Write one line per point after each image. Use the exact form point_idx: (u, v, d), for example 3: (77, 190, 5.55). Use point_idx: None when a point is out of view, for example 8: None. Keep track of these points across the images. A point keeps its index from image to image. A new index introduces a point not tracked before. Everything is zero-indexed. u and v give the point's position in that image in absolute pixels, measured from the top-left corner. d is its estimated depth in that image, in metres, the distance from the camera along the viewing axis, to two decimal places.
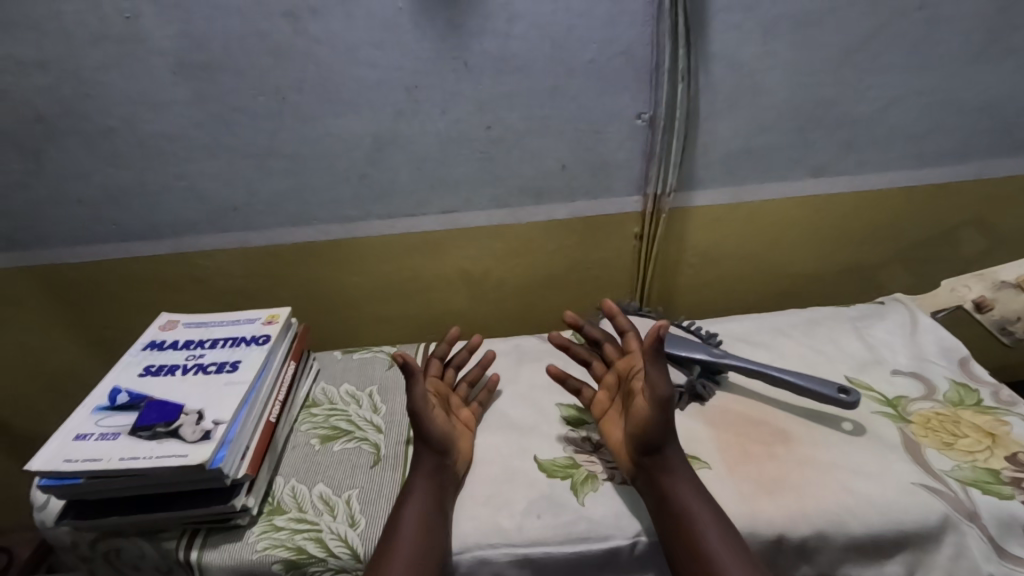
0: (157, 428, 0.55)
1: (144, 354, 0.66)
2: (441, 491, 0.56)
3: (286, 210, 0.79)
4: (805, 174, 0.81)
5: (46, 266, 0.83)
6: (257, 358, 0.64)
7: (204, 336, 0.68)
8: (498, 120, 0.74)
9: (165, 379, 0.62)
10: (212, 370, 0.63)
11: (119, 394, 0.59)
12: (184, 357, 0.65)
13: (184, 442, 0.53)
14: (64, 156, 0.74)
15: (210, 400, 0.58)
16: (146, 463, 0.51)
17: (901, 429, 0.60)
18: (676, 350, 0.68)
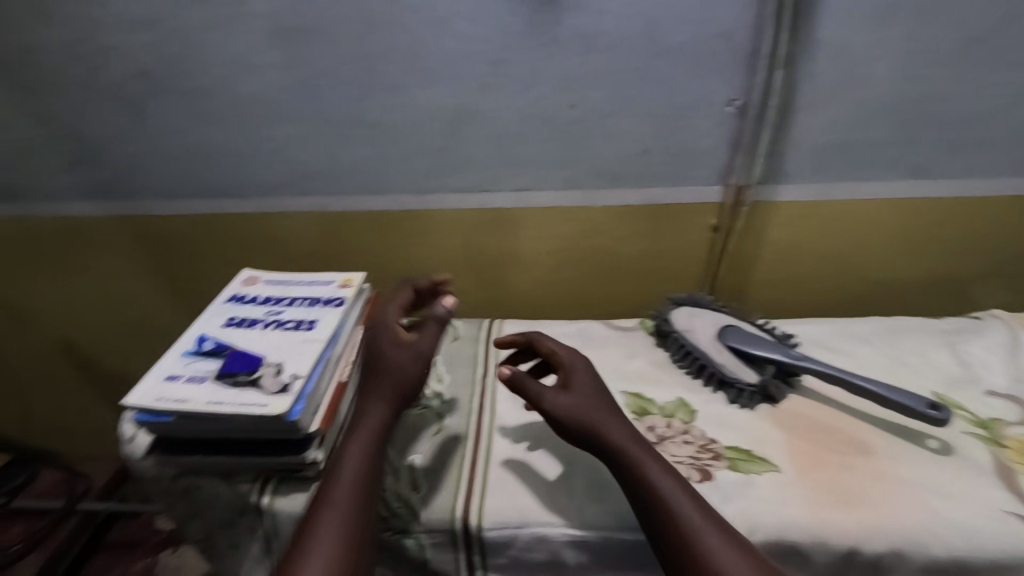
0: (239, 377, 0.57)
1: (227, 306, 0.69)
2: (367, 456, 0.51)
3: (364, 178, 0.81)
4: (904, 175, 0.76)
5: (138, 217, 0.88)
6: (332, 318, 0.66)
7: (283, 294, 0.71)
8: (582, 99, 0.72)
9: (247, 331, 0.64)
10: (290, 327, 0.65)
11: (205, 342, 0.62)
12: (265, 313, 0.68)
13: (263, 393, 0.55)
14: (163, 113, 0.77)
15: (289, 355, 0.60)
16: (229, 409, 0.54)
17: (994, 453, 0.56)
18: (751, 348, 0.66)
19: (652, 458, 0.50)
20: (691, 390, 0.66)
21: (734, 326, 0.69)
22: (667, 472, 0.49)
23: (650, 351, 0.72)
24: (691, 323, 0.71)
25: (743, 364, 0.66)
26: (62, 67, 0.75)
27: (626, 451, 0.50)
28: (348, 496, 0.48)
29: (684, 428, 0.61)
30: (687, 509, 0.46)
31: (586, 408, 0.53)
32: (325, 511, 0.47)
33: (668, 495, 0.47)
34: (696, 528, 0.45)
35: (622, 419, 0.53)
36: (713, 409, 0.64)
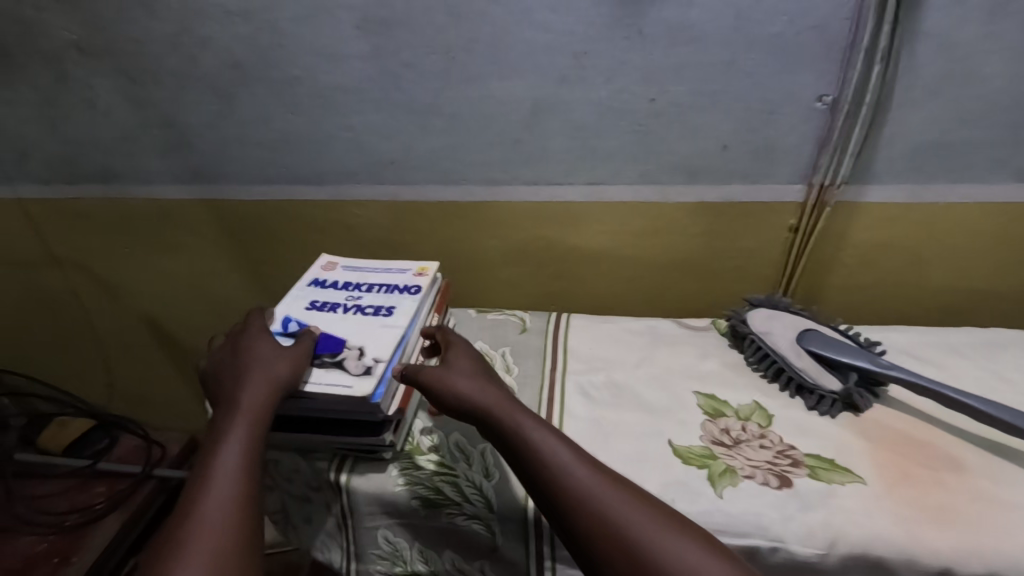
0: (324, 359, 0.59)
1: (309, 290, 0.71)
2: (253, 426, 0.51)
3: (438, 168, 0.82)
4: (1006, 178, 0.72)
5: (221, 201, 0.92)
6: (410, 306, 0.67)
7: (361, 280, 0.73)
8: (663, 93, 0.71)
9: (330, 315, 0.66)
10: (370, 312, 0.67)
11: (290, 322, 0.65)
12: (345, 297, 0.70)
13: (346, 373, 0.58)
14: (251, 101, 0.80)
15: (371, 339, 0.62)
16: (316, 388, 0.56)
17: None
18: (834, 353, 0.64)
19: (524, 416, 0.53)
20: (766, 393, 0.65)
21: (814, 331, 0.67)
22: (542, 426, 0.52)
23: (723, 353, 0.71)
24: (768, 324, 0.69)
25: (824, 370, 0.64)
26: (161, 56, 0.79)
27: (504, 415, 0.53)
28: (233, 460, 0.48)
29: (760, 433, 0.60)
30: (567, 458, 0.49)
31: (468, 384, 0.56)
32: (213, 473, 0.47)
33: (546, 449, 0.50)
34: (580, 476, 0.47)
35: (495, 386, 0.57)
36: (791, 415, 0.62)
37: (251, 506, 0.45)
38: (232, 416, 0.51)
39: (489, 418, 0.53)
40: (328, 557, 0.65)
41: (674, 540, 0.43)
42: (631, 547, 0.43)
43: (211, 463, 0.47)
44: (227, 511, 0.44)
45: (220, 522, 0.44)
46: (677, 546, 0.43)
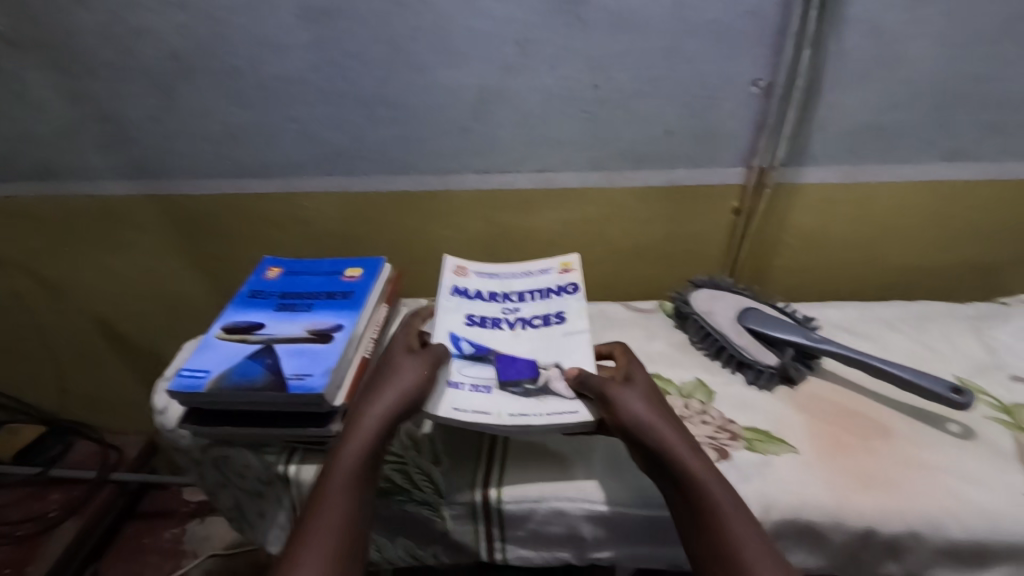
0: (526, 385, 0.58)
1: (457, 301, 0.69)
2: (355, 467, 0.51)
3: (387, 158, 0.82)
4: (934, 157, 0.75)
5: (167, 196, 0.90)
6: (577, 307, 0.67)
7: (508, 290, 0.71)
8: (606, 80, 0.72)
9: (498, 332, 0.65)
10: (540, 324, 0.66)
11: (462, 344, 0.63)
12: (500, 310, 0.68)
13: (564, 399, 0.56)
14: (192, 93, 0.79)
15: (561, 351, 0.62)
16: (541, 420, 0.54)
17: (1017, 438, 0.56)
18: (772, 330, 0.66)
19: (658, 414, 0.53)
20: (709, 371, 0.67)
21: (754, 308, 0.69)
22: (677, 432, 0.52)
23: (670, 333, 0.73)
24: (710, 304, 0.71)
25: (763, 346, 0.66)
26: (95, 47, 0.76)
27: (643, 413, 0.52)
28: (338, 499, 0.49)
29: (702, 409, 0.62)
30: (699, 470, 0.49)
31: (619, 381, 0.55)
32: (329, 486, 0.50)
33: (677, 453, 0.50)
34: (706, 486, 0.48)
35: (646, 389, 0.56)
36: (732, 390, 0.64)
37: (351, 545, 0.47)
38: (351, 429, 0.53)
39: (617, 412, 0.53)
40: None
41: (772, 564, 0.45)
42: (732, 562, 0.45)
43: (329, 472, 0.50)
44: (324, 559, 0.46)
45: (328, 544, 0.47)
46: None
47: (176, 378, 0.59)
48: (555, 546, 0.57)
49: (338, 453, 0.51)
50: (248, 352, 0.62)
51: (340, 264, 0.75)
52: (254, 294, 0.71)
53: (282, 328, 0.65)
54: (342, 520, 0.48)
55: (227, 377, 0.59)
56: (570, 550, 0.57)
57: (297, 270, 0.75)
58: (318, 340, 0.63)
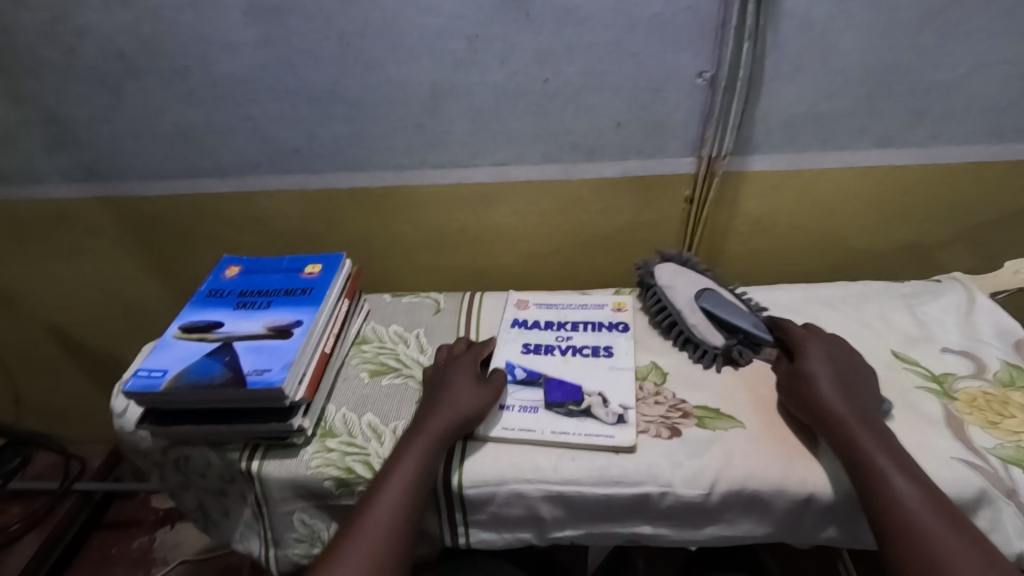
0: (569, 407, 0.62)
1: (516, 331, 0.72)
2: (416, 467, 0.54)
3: (344, 155, 0.82)
4: (870, 143, 0.78)
5: (121, 198, 0.89)
6: (627, 345, 0.69)
7: (561, 319, 0.74)
8: (556, 73, 0.74)
9: (549, 359, 0.68)
10: (589, 354, 0.68)
11: (516, 369, 0.66)
12: (555, 338, 0.71)
13: (603, 423, 0.60)
14: (141, 93, 0.78)
15: (608, 385, 0.64)
16: (578, 440, 0.58)
17: (945, 405, 0.59)
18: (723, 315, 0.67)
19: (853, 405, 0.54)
20: (662, 354, 0.69)
21: (712, 291, 0.68)
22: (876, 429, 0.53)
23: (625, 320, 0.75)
24: (670, 278, 0.72)
25: (712, 327, 0.67)
26: (38, 47, 0.75)
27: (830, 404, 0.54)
28: (394, 493, 0.52)
29: (656, 390, 0.64)
30: (888, 465, 0.50)
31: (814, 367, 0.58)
32: (388, 479, 0.53)
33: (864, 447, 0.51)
34: (896, 483, 0.48)
35: (849, 382, 0.57)
36: (684, 371, 0.66)
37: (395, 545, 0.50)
38: (414, 437, 0.57)
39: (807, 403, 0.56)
40: (248, 547, 0.65)
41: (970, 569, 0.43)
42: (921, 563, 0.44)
43: (389, 467, 0.54)
44: (368, 552, 0.49)
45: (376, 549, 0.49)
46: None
47: (132, 378, 0.59)
48: (517, 528, 0.59)
49: (395, 462, 0.55)
50: (206, 350, 0.62)
51: (299, 260, 0.75)
52: (213, 293, 0.71)
53: (241, 325, 0.65)
54: (388, 524, 0.51)
55: (185, 376, 0.59)
56: (532, 530, 0.59)
57: (256, 268, 0.75)
58: (277, 336, 0.63)
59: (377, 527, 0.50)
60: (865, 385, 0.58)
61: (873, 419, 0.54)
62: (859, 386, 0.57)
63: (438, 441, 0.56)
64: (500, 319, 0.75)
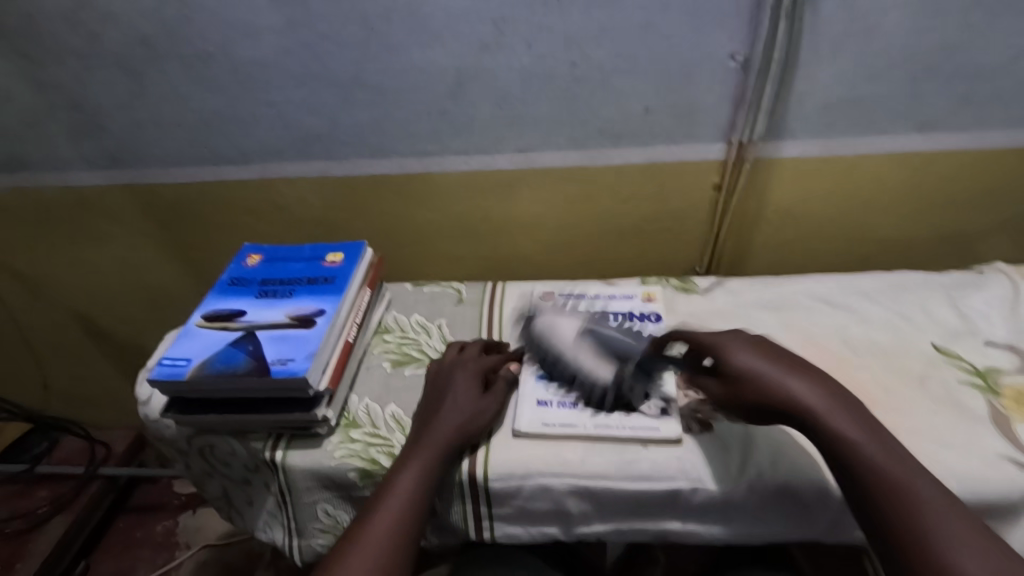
0: (611, 400, 0.60)
1: None
2: (421, 477, 0.53)
3: (366, 142, 0.81)
4: (909, 128, 0.75)
5: (143, 185, 0.88)
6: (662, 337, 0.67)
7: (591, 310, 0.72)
8: (584, 57, 0.71)
9: None
10: None
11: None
12: None
13: (647, 416, 0.58)
14: (163, 79, 0.77)
15: (648, 377, 0.62)
16: (624, 433, 0.57)
17: (990, 401, 0.57)
18: (606, 341, 0.62)
19: (806, 377, 0.50)
20: None
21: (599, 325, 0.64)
22: (835, 399, 0.49)
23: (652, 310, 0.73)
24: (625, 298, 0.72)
25: (602, 357, 0.61)
26: (61, 32, 0.74)
27: (785, 382, 0.50)
28: (400, 503, 0.51)
29: (686, 382, 0.63)
30: (857, 436, 0.47)
31: (749, 361, 0.51)
32: (392, 491, 0.52)
33: (835, 427, 0.47)
34: (867, 455, 0.46)
35: (779, 352, 0.53)
36: None
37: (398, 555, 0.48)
38: (419, 443, 0.55)
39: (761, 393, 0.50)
40: (272, 536, 0.65)
41: (967, 553, 0.41)
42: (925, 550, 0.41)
43: (393, 477, 0.53)
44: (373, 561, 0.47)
45: (379, 549, 0.48)
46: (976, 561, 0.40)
47: (157, 366, 0.59)
48: (543, 522, 0.58)
49: (401, 470, 0.53)
50: (229, 339, 0.61)
51: (321, 249, 0.75)
52: (235, 282, 0.70)
53: (263, 315, 0.64)
54: (394, 534, 0.49)
55: (209, 365, 0.58)
56: (557, 525, 0.58)
57: (277, 257, 0.75)
58: (300, 325, 0.62)
59: (383, 539, 0.49)
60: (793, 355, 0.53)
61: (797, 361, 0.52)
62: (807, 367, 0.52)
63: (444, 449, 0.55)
64: (527, 314, 0.73)
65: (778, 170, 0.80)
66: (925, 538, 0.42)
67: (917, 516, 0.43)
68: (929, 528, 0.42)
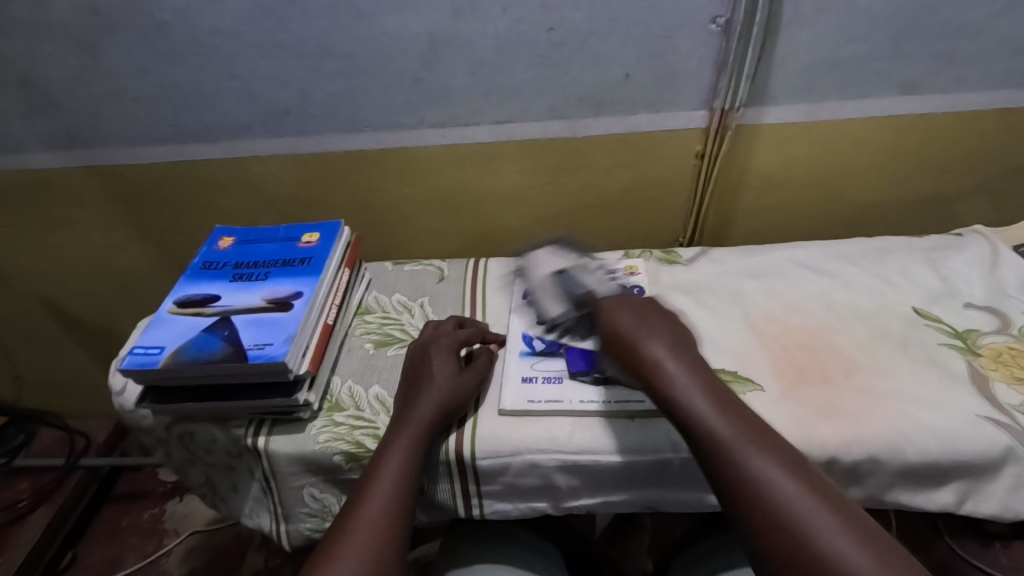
0: (596, 373, 0.60)
1: (528, 302, 0.70)
2: (401, 472, 0.51)
3: (338, 116, 0.78)
4: (890, 91, 0.75)
5: (104, 165, 0.84)
6: None
7: None
8: (562, 21, 0.69)
9: None
10: None
11: (534, 342, 0.65)
12: None
13: (631, 388, 0.58)
14: (118, 51, 0.73)
15: None
16: (610, 407, 0.57)
17: (970, 362, 0.58)
18: (568, 284, 0.63)
19: (663, 337, 0.51)
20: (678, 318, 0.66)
21: (572, 270, 0.65)
22: (686, 361, 0.49)
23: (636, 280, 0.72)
24: (547, 261, 0.68)
25: (559, 297, 0.64)
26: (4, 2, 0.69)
27: (641, 341, 0.50)
28: (383, 500, 0.49)
29: None
30: (688, 385, 0.47)
31: (619, 320, 0.53)
32: (371, 488, 0.50)
33: (677, 387, 0.47)
34: (696, 403, 0.46)
35: (653, 315, 0.54)
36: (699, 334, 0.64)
37: (386, 557, 0.46)
38: (398, 435, 0.53)
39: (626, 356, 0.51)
40: (259, 521, 0.64)
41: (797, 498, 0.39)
42: (753, 496, 0.40)
43: (373, 473, 0.51)
44: (359, 561, 0.45)
45: (366, 548, 0.46)
46: (797, 501, 0.39)
47: (129, 355, 0.57)
48: (532, 498, 0.58)
49: (381, 464, 0.51)
50: (204, 325, 0.59)
51: (295, 229, 0.72)
52: (208, 265, 0.68)
53: (238, 298, 0.62)
54: (378, 530, 0.47)
55: (183, 352, 0.56)
56: (547, 500, 0.58)
57: (250, 238, 0.72)
58: (277, 308, 0.60)
59: (369, 538, 0.47)
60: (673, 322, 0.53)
61: (658, 322, 0.53)
62: (663, 324, 0.52)
63: (421, 440, 0.53)
64: (509, 292, 0.73)
65: (759, 134, 0.79)
66: (747, 477, 0.41)
67: (750, 464, 0.41)
68: (765, 492, 0.40)
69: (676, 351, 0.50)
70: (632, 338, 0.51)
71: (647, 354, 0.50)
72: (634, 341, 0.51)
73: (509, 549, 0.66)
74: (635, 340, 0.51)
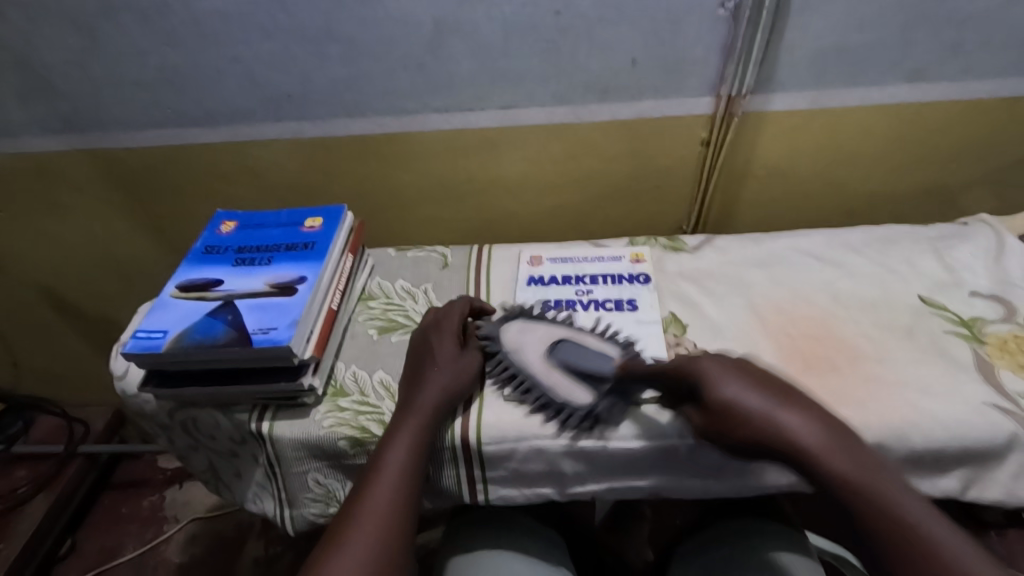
0: None
1: (533, 289, 0.70)
2: (407, 457, 0.51)
3: (341, 101, 0.77)
4: (899, 79, 0.74)
5: (103, 149, 0.83)
6: (650, 296, 0.67)
7: (579, 272, 0.72)
8: (569, 5, 0.68)
9: (573, 315, 0.66)
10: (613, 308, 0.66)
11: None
12: (574, 292, 0.69)
13: None
14: (117, 33, 0.71)
15: (637, 337, 0.62)
16: (616, 393, 0.57)
17: (975, 350, 0.58)
18: (581, 358, 0.58)
19: (793, 406, 0.44)
20: (684, 305, 0.66)
21: (569, 340, 0.61)
22: (828, 433, 0.42)
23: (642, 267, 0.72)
24: (531, 340, 0.62)
25: (577, 380, 0.57)
26: None
27: (771, 416, 0.43)
28: (389, 486, 0.49)
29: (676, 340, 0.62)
30: (838, 463, 0.41)
31: (732, 392, 0.45)
32: (378, 474, 0.50)
33: (826, 466, 0.41)
34: (860, 492, 0.39)
35: (764, 379, 0.46)
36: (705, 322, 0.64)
37: (394, 543, 0.46)
38: (403, 420, 0.53)
39: (755, 436, 0.43)
40: (262, 507, 0.64)
41: None
42: None
43: (380, 458, 0.51)
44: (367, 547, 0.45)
45: (373, 535, 0.46)
46: None
47: (131, 339, 0.56)
48: (537, 483, 0.58)
49: (387, 449, 0.51)
50: (207, 309, 0.59)
51: (298, 214, 0.71)
52: (210, 250, 0.67)
53: (241, 283, 0.62)
54: (385, 516, 0.47)
55: (186, 336, 0.56)
56: (552, 486, 0.58)
57: (252, 223, 0.71)
58: (281, 293, 0.60)
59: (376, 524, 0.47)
60: (786, 382, 0.47)
61: (777, 386, 0.46)
62: (787, 387, 0.46)
63: (426, 424, 0.53)
64: (513, 278, 0.72)
65: (766, 122, 0.78)
66: None
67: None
68: None
69: (814, 424, 0.43)
70: (760, 416, 0.43)
71: (784, 433, 0.42)
72: (762, 419, 0.43)
73: (514, 535, 0.66)
74: (763, 417, 0.43)
